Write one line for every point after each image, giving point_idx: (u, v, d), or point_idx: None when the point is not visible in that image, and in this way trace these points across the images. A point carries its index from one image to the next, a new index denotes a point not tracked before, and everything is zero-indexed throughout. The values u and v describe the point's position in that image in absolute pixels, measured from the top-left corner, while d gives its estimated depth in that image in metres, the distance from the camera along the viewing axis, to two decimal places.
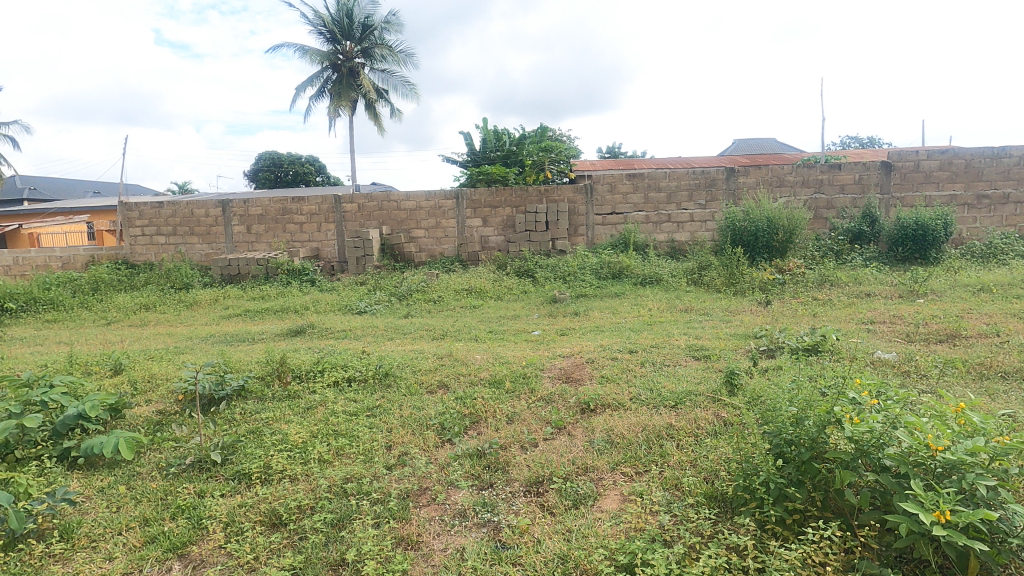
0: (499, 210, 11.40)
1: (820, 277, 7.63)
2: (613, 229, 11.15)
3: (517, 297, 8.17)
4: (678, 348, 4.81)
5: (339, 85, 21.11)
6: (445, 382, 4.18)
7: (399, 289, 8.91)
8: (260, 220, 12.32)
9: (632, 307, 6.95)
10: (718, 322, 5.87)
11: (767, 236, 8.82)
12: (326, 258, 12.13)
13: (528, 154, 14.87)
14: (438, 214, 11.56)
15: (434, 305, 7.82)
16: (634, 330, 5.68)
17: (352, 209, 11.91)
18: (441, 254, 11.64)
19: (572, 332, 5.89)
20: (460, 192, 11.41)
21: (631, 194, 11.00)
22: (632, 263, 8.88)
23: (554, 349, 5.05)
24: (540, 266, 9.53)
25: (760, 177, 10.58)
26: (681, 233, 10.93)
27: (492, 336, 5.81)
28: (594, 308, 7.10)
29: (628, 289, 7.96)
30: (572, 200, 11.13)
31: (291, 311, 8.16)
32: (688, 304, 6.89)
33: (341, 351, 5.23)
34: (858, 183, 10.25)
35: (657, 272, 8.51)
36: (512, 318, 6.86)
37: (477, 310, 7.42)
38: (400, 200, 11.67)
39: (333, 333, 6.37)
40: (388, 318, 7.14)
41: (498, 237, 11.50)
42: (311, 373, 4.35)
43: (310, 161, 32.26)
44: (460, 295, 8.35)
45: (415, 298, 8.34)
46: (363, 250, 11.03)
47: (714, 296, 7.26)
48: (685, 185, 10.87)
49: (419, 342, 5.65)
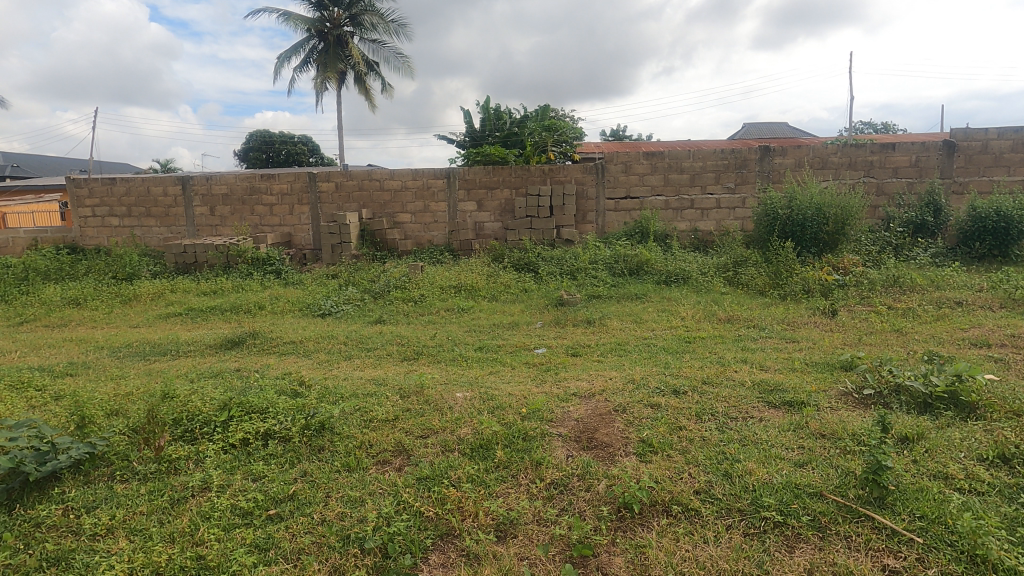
0: (496, 193, 9.94)
1: (887, 279, 6.24)
2: (627, 216, 9.69)
3: (515, 298, 6.76)
4: (741, 388, 3.40)
5: (326, 55, 19.43)
6: (406, 445, 2.79)
7: (375, 284, 7.48)
8: (225, 200, 10.85)
9: (661, 316, 5.53)
10: (779, 342, 4.45)
11: (815, 227, 7.37)
12: (298, 245, 10.67)
13: (530, 132, 13.38)
14: (427, 196, 10.10)
15: (414, 308, 6.41)
16: (671, 353, 4.25)
17: (329, 189, 10.44)
18: (430, 243, 10.18)
19: (589, 352, 4.45)
20: (452, 170, 9.96)
21: (648, 175, 9.54)
22: (652, 257, 7.47)
23: (566, 383, 3.63)
24: (543, 259, 8.11)
25: (799, 158, 9.14)
26: (705, 221, 9.48)
27: (484, 357, 4.39)
28: (612, 315, 5.69)
29: (651, 290, 6.55)
30: (580, 182, 9.67)
31: (242, 311, 6.74)
32: (730, 312, 5.50)
33: (273, 382, 3.80)
34: (915, 167, 8.80)
35: (684, 269, 7.09)
36: (510, 329, 5.42)
37: (465, 316, 6.00)
38: (384, 180, 10.22)
39: (280, 346, 4.95)
40: (355, 325, 5.73)
41: (495, 223, 10.04)
42: (210, 426, 2.95)
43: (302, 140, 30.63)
44: (448, 294, 6.93)
45: (393, 296, 6.93)
46: (338, 237, 9.58)
47: (760, 302, 5.85)
48: (711, 165, 9.41)
49: (384, 366, 4.22)
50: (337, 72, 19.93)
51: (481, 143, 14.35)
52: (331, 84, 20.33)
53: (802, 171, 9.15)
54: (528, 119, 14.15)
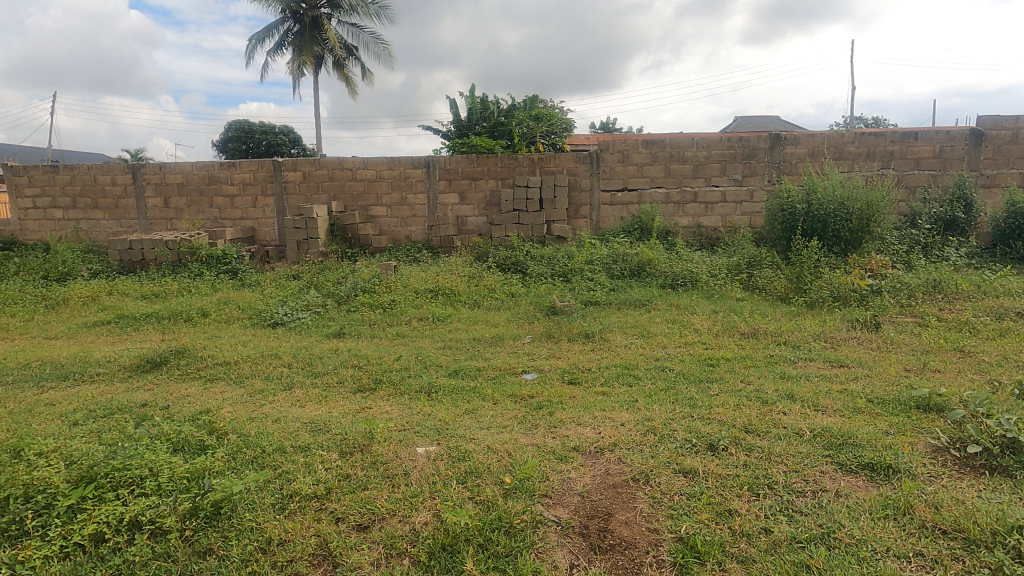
0: (480, 184, 9.03)
1: (925, 284, 5.46)
2: (624, 210, 8.83)
3: (499, 305, 5.87)
4: (798, 440, 2.54)
5: (301, 38, 18.28)
6: (335, 547, 1.90)
7: (340, 287, 6.55)
8: (181, 191, 9.81)
9: (672, 329, 4.68)
10: (824, 366, 3.61)
11: (838, 223, 6.57)
12: (262, 241, 9.67)
13: (518, 121, 12.46)
14: (404, 187, 9.19)
15: (383, 316, 5.50)
16: (694, 382, 3.39)
17: (295, 179, 9.46)
18: (407, 239, 9.24)
19: (591, 380, 3.58)
20: (433, 159, 9.05)
21: (647, 165, 8.69)
22: (655, 256, 6.63)
23: (563, 430, 2.76)
24: (532, 259, 7.24)
25: (812, 148, 8.35)
26: (710, 217, 8.65)
27: (460, 387, 3.49)
28: (614, 327, 4.84)
29: (656, 296, 5.71)
30: (573, 172, 8.80)
31: (181, 320, 5.78)
32: (752, 324, 4.67)
33: (177, 426, 2.89)
34: (939, 158, 8.05)
35: (691, 270, 6.26)
36: (494, 345, 4.54)
37: (441, 327, 5.11)
38: (357, 169, 9.27)
39: (210, 368, 4.03)
40: (308, 339, 4.82)
41: (479, 218, 9.12)
42: (51, 513, 2.04)
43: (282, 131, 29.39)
44: (424, 299, 6.04)
45: (360, 301, 6.02)
46: (305, 232, 8.62)
47: (785, 312, 5.03)
48: (717, 155, 8.57)
49: (331, 402, 3.31)
50: (314, 56, 18.81)
51: (467, 133, 13.41)
52: (308, 69, 19.20)
53: (815, 162, 8.36)
54: (517, 108, 13.24)
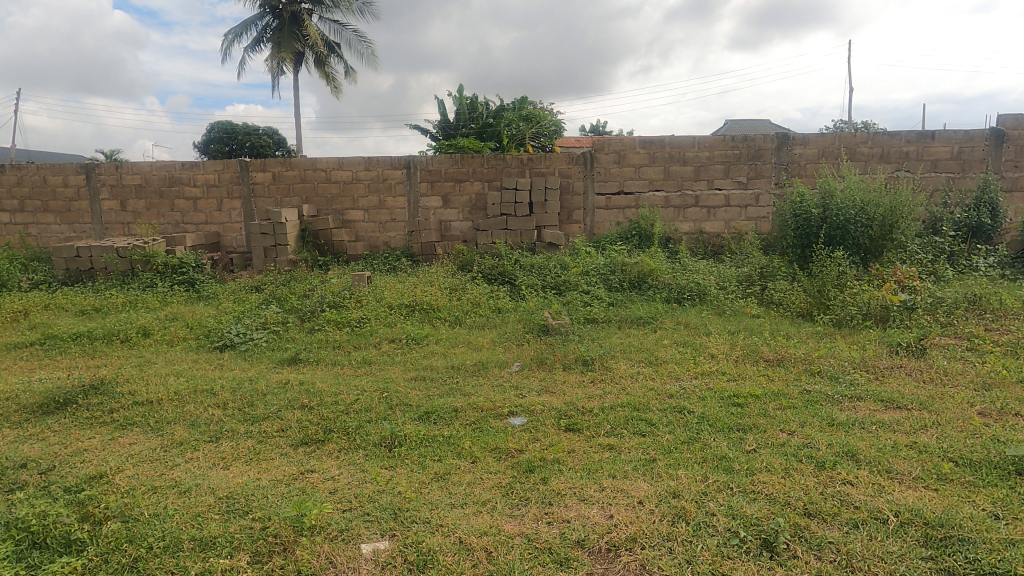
0: (465, 186, 8.36)
1: (963, 299, 4.86)
2: (620, 215, 8.18)
3: (484, 323, 5.18)
4: (882, 531, 1.87)
5: (280, 34, 17.51)
6: None
7: (305, 301, 5.83)
8: (139, 193, 9.02)
9: (683, 355, 4.03)
10: (878, 408, 2.96)
11: (858, 230, 5.97)
12: (227, 247, 8.90)
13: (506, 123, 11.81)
14: (382, 190, 8.49)
15: (350, 338, 4.80)
16: (722, 432, 2.72)
17: (264, 180, 8.72)
18: (386, 246, 8.52)
19: (594, 426, 2.90)
20: (414, 160, 8.38)
21: (645, 166, 8.06)
22: (657, 266, 5.99)
23: (562, 511, 2.08)
24: (521, 268, 6.57)
25: (822, 148, 7.77)
26: (713, 222, 8.03)
27: (431, 438, 2.79)
28: (616, 352, 4.16)
29: (660, 313, 5.05)
30: (566, 174, 8.15)
31: (117, 340, 5.02)
32: (776, 349, 4.02)
33: (46, 504, 2.16)
34: (957, 159, 7.51)
35: (699, 283, 5.62)
36: (476, 375, 3.84)
37: (416, 351, 4.40)
38: (331, 170, 8.55)
39: (127, 407, 3.30)
40: (258, 367, 4.09)
41: (464, 223, 8.43)
42: None
43: (267, 134, 28.46)
44: (399, 316, 5.33)
45: (325, 317, 5.30)
46: (272, 238, 7.88)
47: (810, 333, 4.40)
48: (720, 156, 7.96)
49: (264, 462, 2.59)
50: (294, 53, 18.02)
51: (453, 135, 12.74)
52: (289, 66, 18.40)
53: (826, 164, 7.78)
54: (506, 109, 12.60)
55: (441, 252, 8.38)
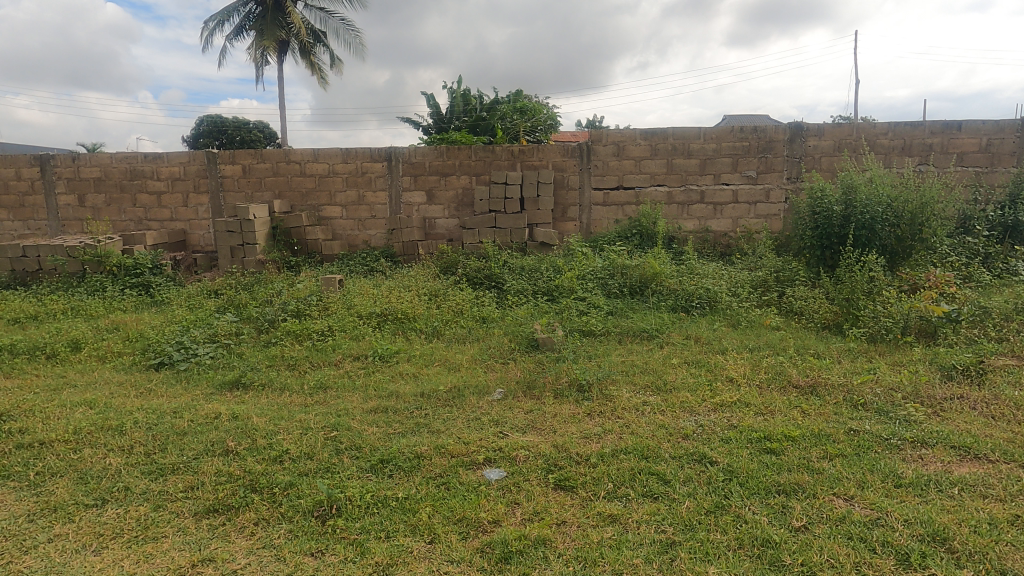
0: (451, 180, 7.70)
1: (1013, 308, 4.25)
2: (619, 211, 7.54)
3: (465, 335, 4.54)
4: None
5: (263, 21, 16.74)
6: None
7: (266, 309, 5.17)
8: (98, 187, 8.31)
9: (696, 379, 3.40)
10: (951, 460, 2.34)
11: (887, 229, 5.35)
12: (194, 246, 8.21)
13: (499, 116, 11.15)
14: (362, 184, 7.84)
15: (310, 354, 4.16)
16: (757, 496, 2.11)
17: (234, 174, 8.05)
18: (365, 245, 7.86)
19: (592, 484, 2.28)
20: (395, 151, 7.73)
21: (646, 159, 7.42)
22: (662, 270, 5.36)
23: None
24: (510, 270, 5.93)
25: (839, 140, 7.15)
26: (719, 220, 7.41)
27: (381, 503, 2.16)
28: (617, 374, 3.53)
29: (667, 325, 4.43)
30: (560, 167, 7.51)
31: (41, 355, 4.35)
32: (806, 372, 3.40)
33: None
34: (986, 152, 6.90)
35: (709, 289, 5.00)
36: (450, 404, 3.20)
37: (383, 372, 3.77)
38: (306, 162, 7.90)
39: (8, 452, 2.64)
40: (191, 393, 3.44)
41: (450, 220, 7.78)
42: None
43: (260, 127, 27.43)
44: (369, 327, 4.68)
45: (284, 328, 4.65)
46: (240, 236, 7.21)
47: (843, 351, 3.79)
48: (728, 148, 7.32)
49: (152, 542, 1.95)
50: (278, 42, 17.27)
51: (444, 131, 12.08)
52: (273, 56, 17.65)
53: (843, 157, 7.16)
54: (500, 102, 11.94)
55: (425, 251, 7.74)
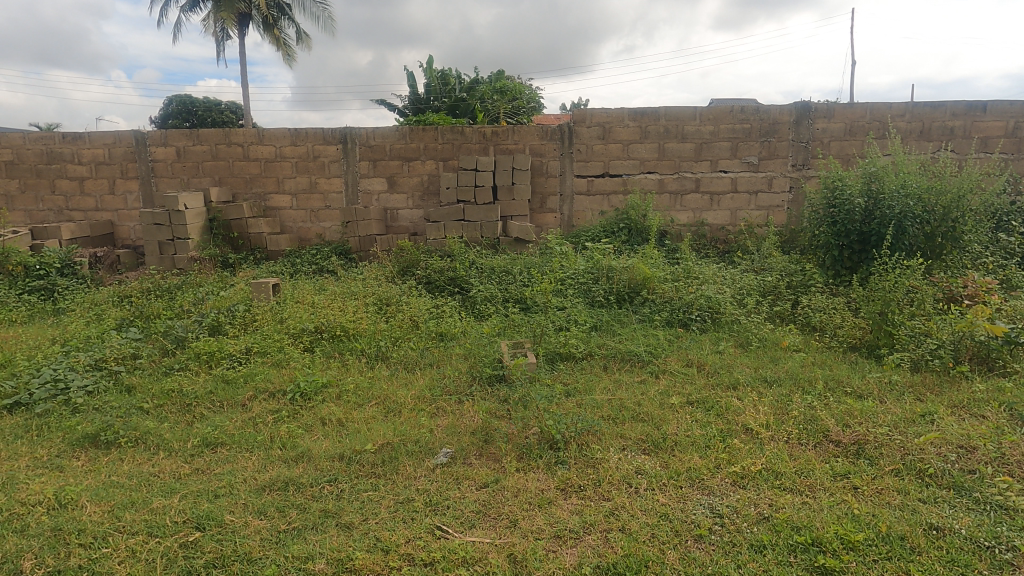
0: (414, 166, 6.79)
1: None
2: (606, 202, 6.69)
3: (416, 359, 3.70)
4: None
5: None
6: None
7: (179, 322, 4.26)
8: (10, 172, 7.24)
9: (704, 431, 2.60)
10: None
11: (916, 225, 4.58)
12: (123, 240, 7.21)
13: (478, 99, 10.23)
14: (314, 170, 6.90)
15: (213, 386, 3.28)
16: None
17: (166, 158, 7.04)
18: (318, 239, 6.93)
19: None
20: (351, 133, 6.79)
21: (635, 143, 6.57)
22: (654, 274, 4.56)
23: None
24: (478, 272, 5.09)
25: (850, 123, 6.36)
26: (716, 212, 6.61)
27: None
28: (601, 422, 2.72)
29: (662, 347, 3.63)
30: (538, 152, 6.65)
31: None
32: (845, 419, 2.63)
33: None
34: (1012, 137, 6.18)
35: (711, 298, 4.21)
36: (375, 475, 2.37)
37: (298, 417, 2.91)
38: (249, 145, 6.92)
39: None
40: (29, 455, 2.56)
41: (414, 211, 6.87)
42: None
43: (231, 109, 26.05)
44: (298, 348, 3.82)
45: (191, 349, 3.76)
46: (169, 230, 6.26)
47: (883, 385, 3.02)
48: (727, 130, 6.50)
49: None
50: (238, 13, 16.02)
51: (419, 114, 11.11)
52: (233, 29, 16.40)
53: (854, 142, 6.39)
54: (480, 83, 10.99)
55: (385, 247, 6.83)
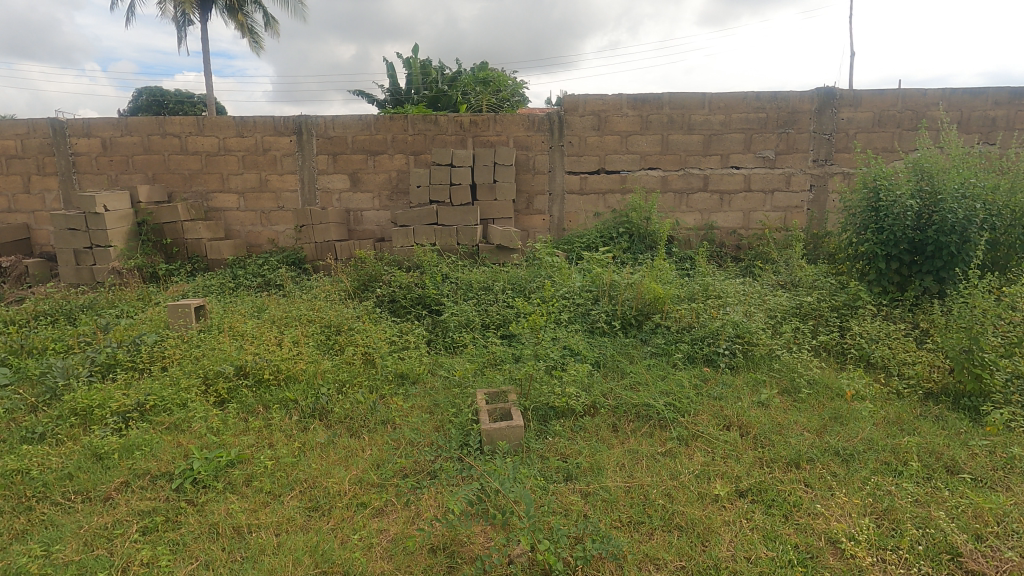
0: (381, 161, 5.87)
1: None
2: (602, 202, 5.83)
3: (366, 415, 2.81)
4: None
5: None
6: None
7: (64, 360, 3.31)
8: None
9: (773, 552, 1.77)
10: None
11: (983, 233, 3.78)
12: (41, 246, 6.18)
13: (461, 91, 9.34)
14: (263, 165, 5.94)
15: (74, 464, 2.36)
16: None
17: (90, 151, 6.02)
18: (270, 245, 5.99)
19: None
20: (307, 122, 5.84)
21: (635, 134, 5.72)
22: (668, 294, 3.71)
23: None
24: (452, 289, 4.20)
25: (879, 113, 5.58)
26: (727, 213, 5.79)
27: None
28: (618, 536, 1.87)
29: (688, 396, 2.78)
30: (523, 145, 5.77)
31: None
32: (974, 529, 1.81)
33: None
34: None
35: (742, 326, 3.38)
36: None
37: (181, 525, 2.02)
38: (186, 136, 5.93)
39: None
40: None
41: (381, 213, 5.95)
42: None
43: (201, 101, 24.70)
44: (210, 400, 2.90)
45: (64, 402, 2.82)
46: (87, 236, 5.27)
47: (998, 460, 2.21)
48: (740, 120, 5.67)
49: None
50: None
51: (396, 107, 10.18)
52: (194, 12, 15.25)
53: (884, 134, 5.61)
54: (462, 73, 10.05)
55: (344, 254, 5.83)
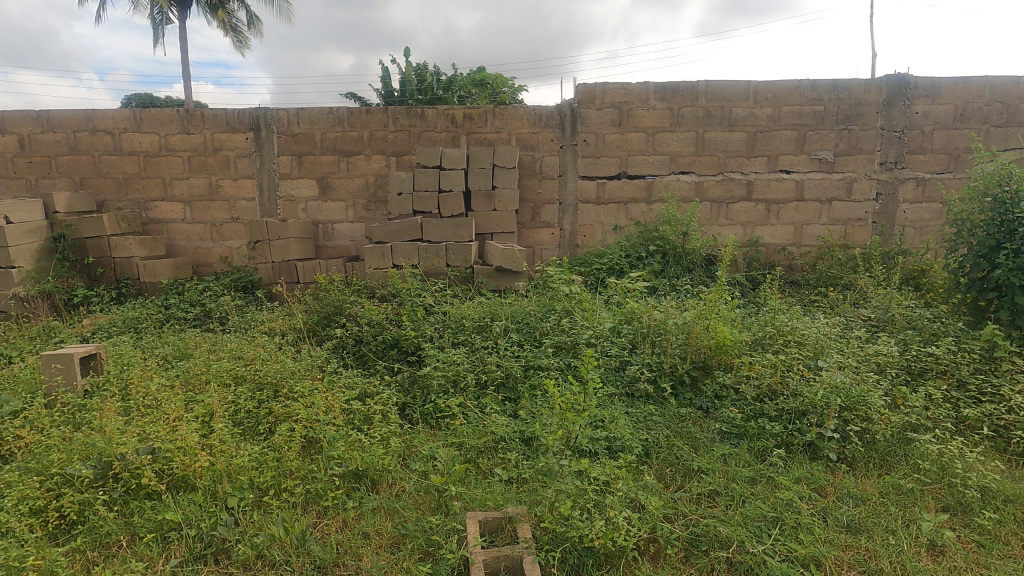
0: (355, 163, 4.83)
1: None
2: (623, 214, 4.80)
3: (288, 557, 1.75)
4: None
5: None
6: None
7: None
8: None
9: None
10: None
11: None
12: None
13: (456, 91, 8.32)
14: (213, 168, 4.90)
15: None
16: None
17: (4, 151, 4.96)
18: (223, 264, 4.95)
19: None
20: (266, 116, 4.82)
21: (664, 131, 4.70)
22: (735, 342, 2.66)
23: None
24: (437, 328, 3.15)
25: (961, 105, 4.58)
26: (775, 227, 4.77)
27: None
28: None
29: (806, 528, 1.73)
30: (528, 144, 4.75)
31: None
32: None
33: None
34: None
35: (854, 393, 2.32)
36: None
37: None
38: (121, 132, 4.89)
39: None
40: None
41: (355, 227, 4.92)
42: None
43: None
44: (44, 527, 1.83)
45: None
46: None
47: None
48: (792, 114, 4.65)
49: None
50: None
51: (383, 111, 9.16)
52: (172, 9, 14.23)
53: (967, 132, 4.61)
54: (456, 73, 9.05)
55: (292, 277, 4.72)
